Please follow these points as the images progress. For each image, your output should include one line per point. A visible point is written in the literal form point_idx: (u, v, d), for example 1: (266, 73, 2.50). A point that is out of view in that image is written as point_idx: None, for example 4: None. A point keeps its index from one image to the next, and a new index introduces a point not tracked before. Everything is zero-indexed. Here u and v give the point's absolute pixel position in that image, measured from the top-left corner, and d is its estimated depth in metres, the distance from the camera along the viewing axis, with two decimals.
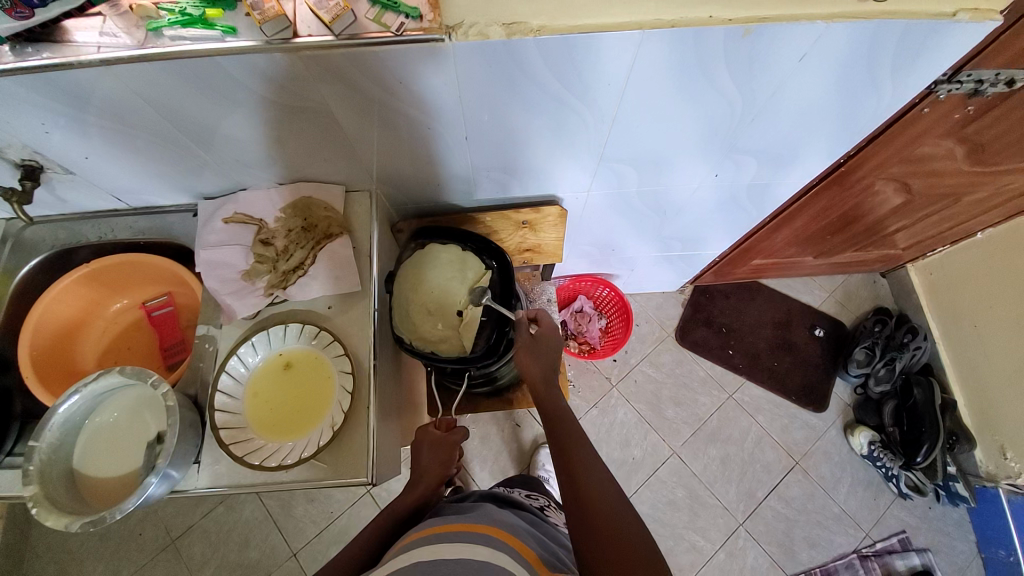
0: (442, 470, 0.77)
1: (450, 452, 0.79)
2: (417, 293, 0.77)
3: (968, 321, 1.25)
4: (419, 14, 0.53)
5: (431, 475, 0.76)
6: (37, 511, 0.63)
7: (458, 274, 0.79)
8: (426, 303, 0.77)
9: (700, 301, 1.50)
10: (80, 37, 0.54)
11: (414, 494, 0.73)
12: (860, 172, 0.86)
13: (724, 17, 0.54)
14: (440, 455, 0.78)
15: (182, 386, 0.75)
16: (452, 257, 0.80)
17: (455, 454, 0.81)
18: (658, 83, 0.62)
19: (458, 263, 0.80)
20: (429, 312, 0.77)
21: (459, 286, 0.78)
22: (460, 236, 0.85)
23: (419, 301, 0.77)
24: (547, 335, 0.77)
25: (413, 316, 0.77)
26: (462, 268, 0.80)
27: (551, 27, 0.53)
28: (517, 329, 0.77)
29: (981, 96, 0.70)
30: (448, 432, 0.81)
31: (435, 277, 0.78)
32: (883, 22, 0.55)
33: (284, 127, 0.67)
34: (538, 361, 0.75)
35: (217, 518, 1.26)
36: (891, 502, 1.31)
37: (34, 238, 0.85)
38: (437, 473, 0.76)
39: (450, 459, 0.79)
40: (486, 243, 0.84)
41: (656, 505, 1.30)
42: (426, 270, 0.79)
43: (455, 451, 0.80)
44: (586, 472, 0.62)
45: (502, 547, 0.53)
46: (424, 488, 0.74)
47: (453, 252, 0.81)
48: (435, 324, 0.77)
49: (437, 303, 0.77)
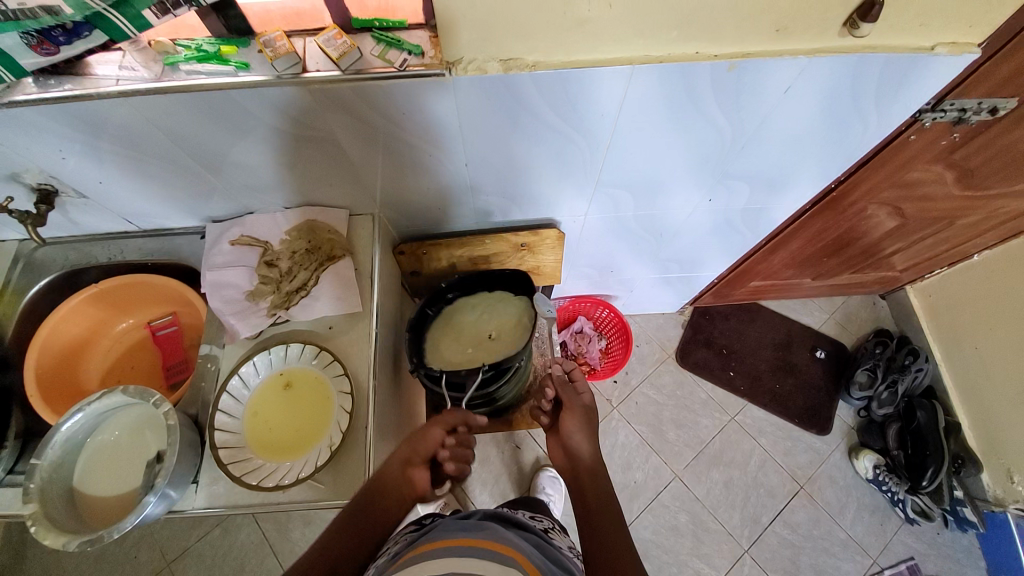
0: (414, 452, 0.71)
1: (436, 435, 0.74)
2: (451, 333, 0.88)
3: (968, 344, 1.25)
4: (421, 51, 0.56)
5: (399, 455, 0.70)
6: (36, 529, 0.63)
7: (488, 311, 0.90)
8: (460, 337, 0.87)
9: (700, 322, 1.51)
10: (100, 70, 0.57)
11: (391, 478, 0.67)
12: (851, 199, 0.89)
13: (709, 53, 0.57)
14: (415, 437, 0.73)
15: (182, 406, 0.76)
16: (485, 302, 0.92)
17: (444, 438, 0.75)
18: (652, 113, 0.64)
19: (484, 306, 0.91)
20: (460, 343, 0.86)
21: (488, 319, 0.89)
22: (492, 279, 0.93)
23: (452, 338, 0.87)
24: (586, 400, 0.90)
25: (444, 349, 0.85)
26: (490, 306, 0.91)
27: (545, 63, 0.56)
28: (575, 395, 0.90)
29: (965, 124, 0.72)
30: (438, 415, 0.76)
31: (466, 318, 0.90)
32: (864, 55, 0.57)
33: (291, 153, 0.69)
34: (581, 424, 0.84)
35: (213, 541, 1.25)
36: (899, 527, 1.28)
37: (46, 258, 0.87)
38: (406, 454, 0.70)
39: (434, 443, 0.73)
40: (505, 272, 0.92)
41: (657, 530, 1.28)
42: (462, 317, 0.90)
43: (437, 434, 0.74)
44: (601, 514, 0.69)
45: (513, 565, 0.53)
46: (385, 467, 0.68)
47: (482, 298, 0.93)
48: (471, 348, 0.85)
49: (470, 335, 0.87)
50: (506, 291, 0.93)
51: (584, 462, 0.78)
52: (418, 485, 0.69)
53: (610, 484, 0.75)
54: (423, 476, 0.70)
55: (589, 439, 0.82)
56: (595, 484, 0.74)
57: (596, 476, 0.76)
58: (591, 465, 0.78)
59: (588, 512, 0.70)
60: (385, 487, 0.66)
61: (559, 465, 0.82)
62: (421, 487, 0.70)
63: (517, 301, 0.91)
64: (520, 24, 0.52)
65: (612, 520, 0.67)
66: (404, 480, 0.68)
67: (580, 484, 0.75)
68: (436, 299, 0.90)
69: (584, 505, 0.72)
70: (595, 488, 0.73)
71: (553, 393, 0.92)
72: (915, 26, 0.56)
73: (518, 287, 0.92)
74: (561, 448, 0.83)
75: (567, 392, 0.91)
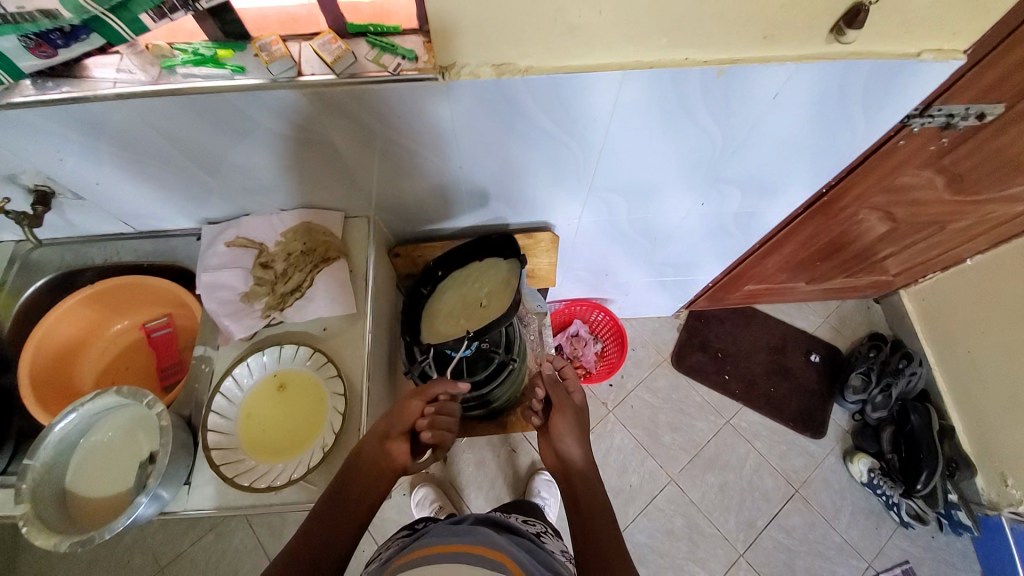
0: (391, 424, 0.70)
1: (415, 407, 0.72)
2: (445, 310, 0.84)
3: (961, 347, 1.26)
4: (415, 56, 0.57)
5: (376, 429, 0.69)
6: (26, 529, 0.63)
7: (477, 280, 0.85)
8: (453, 311, 0.83)
9: (696, 326, 1.52)
10: (98, 73, 0.58)
11: (369, 453, 0.66)
12: (842, 203, 0.90)
13: (698, 59, 0.58)
14: (393, 410, 0.71)
15: (176, 407, 0.76)
16: (477, 272, 0.87)
17: (423, 408, 0.73)
18: (644, 118, 0.65)
19: (476, 275, 0.86)
20: (452, 318, 0.82)
21: (479, 288, 0.84)
22: (475, 249, 0.88)
23: (444, 315, 0.83)
24: (578, 401, 0.88)
25: (436, 327, 0.82)
26: (482, 275, 0.86)
27: (537, 68, 0.57)
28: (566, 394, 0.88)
29: (953, 130, 0.73)
30: (418, 387, 0.74)
31: (458, 292, 0.85)
32: (850, 62, 0.58)
33: (287, 156, 0.70)
34: (572, 426, 0.82)
35: (206, 545, 1.24)
36: (893, 531, 1.29)
37: (42, 259, 0.88)
38: (384, 427, 0.69)
39: (412, 416, 0.71)
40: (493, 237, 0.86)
41: (653, 534, 1.28)
42: (455, 292, 0.86)
43: (415, 404, 0.72)
44: (595, 517, 0.69)
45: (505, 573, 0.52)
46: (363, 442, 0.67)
47: (474, 267, 0.88)
48: (462, 321, 0.80)
49: (462, 308, 0.83)
50: (495, 256, 0.87)
51: (575, 467, 0.77)
52: (398, 457, 0.68)
53: (604, 487, 0.75)
54: (401, 448, 0.69)
55: (580, 443, 0.80)
56: (588, 486, 0.74)
57: (588, 481, 0.75)
58: (582, 469, 0.77)
59: (582, 515, 0.70)
60: (363, 463, 0.66)
61: (550, 465, 0.82)
62: (401, 461, 0.68)
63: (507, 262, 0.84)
64: (512, 29, 0.53)
65: (606, 526, 0.67)
66: (382, 453, 0.67)
67: (573, 487, 0.75)
68: (428, 276, 0.88)
69: (578, 508, 0.72)
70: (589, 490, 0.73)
71: (544, 393, 0.90)
72: (901, 33, 0.57)
73: (506, 249, 0.86)
74: (553, 451, 0.82)
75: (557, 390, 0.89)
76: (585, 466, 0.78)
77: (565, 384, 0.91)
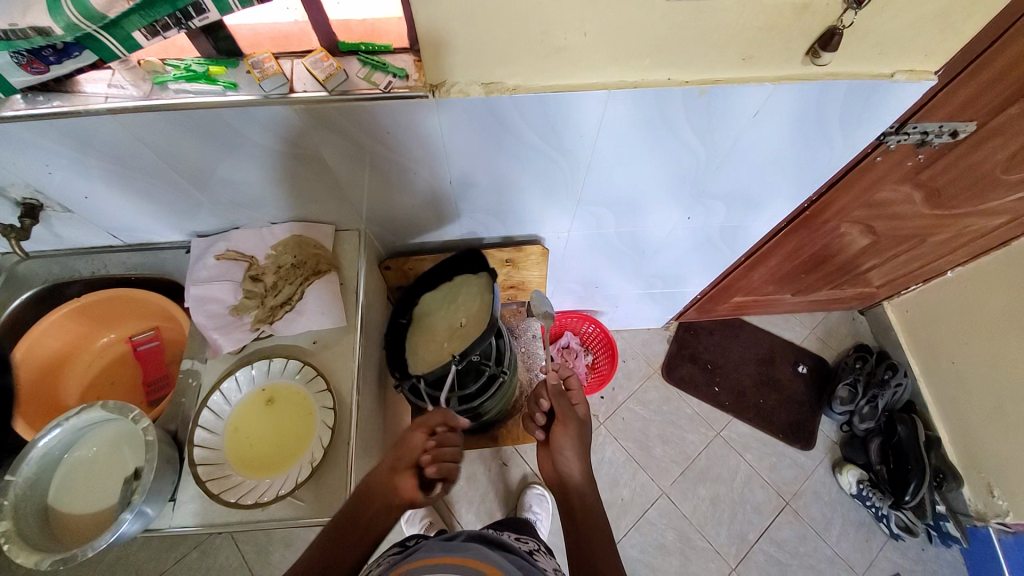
0: (396, 457, 0.67)
1: (418, 439, 0.69)
2: (428, 338, 0.83)
3: (945, 357, 1.29)
4: (405, 74, 0.59)
5: (384, 465, 0.67)
6: (8, 546, 0.61)
7: (455, 301, 0.85)
8: (435, 336, 0.82)
9: (685, 338, 1.53)
10: (89, 88, 0.58)
11: (377, 485, 0.64)
12: (824, 217, 0.92)
13: (680, 79, 0.60)
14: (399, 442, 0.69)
15: (161, 422, 0.74)
16: (451, 295, 0.87)
17: (426, 442, 0.69)
18: (630, 137, 0.67)
19: (451, 296, 0.86)
20: (431, 340, 0.82)
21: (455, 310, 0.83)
22: (450, 267, 0.89)
23: (426, 342, 0.82)
24: (581, 413, 0.85)
25: (421, 354, 0.81)
26: (455, 296, 0.86)
27: (526, 87, 0.59)
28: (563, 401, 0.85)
29: (928, 146, 0.76)
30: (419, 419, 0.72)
31: (437, 316, 0.85)
32: (827, 82, 0.61)
33: (280, 171, 0.71)
34: (573, 440, 0.79)
35: (190, 564, 1.21)
36: (884, 543, 1.29)
37: (28, 272, 0.87)
38: (391, 460, 0.67)
39: (415, 448, 0.68)
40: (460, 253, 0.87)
41: (645, 548, 1.27)
42: (439, 316, 0.85)
43: (419, 437, 0.69)
44: (591, 530, 0.69)
45: None
46: (372, 473, 0.66)
47: (446, 289, 0.88)
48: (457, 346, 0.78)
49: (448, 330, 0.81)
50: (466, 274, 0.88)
51: (572, 483, 0.76)
52: (405, 493, 0.63)
53: (598, 500, 0.75)
54: (409, 482, 0.64)
55: (580, 458, 0.78)
56: (582, 498, 0.74)
57: (585, 495, 0.75)
58: (579, 485, 0.75)
59: (577, 528, 0.70)
60: (371, 494, 0.63)
61: (549, 480, 0.81)
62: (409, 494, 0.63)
63: (477, 281, 0.85)
64: (501, 50, 0.54)
65: (601, 542, 0.67)
66: (389, 486, 0.64)
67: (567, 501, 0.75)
68: (405, 306, 0.88)
69: (573, 523, 0.72)
70: (583, 502, 0.73)
71: (547, 405, 0.86)
72: (874, 55, 0.59)
73: (477, 265, 0.87)
74: (552, 466, 0.80)
75: (557, 394, 0.86)
76: (582, 483, 0.76)
77: (569, 395, 0.88)
